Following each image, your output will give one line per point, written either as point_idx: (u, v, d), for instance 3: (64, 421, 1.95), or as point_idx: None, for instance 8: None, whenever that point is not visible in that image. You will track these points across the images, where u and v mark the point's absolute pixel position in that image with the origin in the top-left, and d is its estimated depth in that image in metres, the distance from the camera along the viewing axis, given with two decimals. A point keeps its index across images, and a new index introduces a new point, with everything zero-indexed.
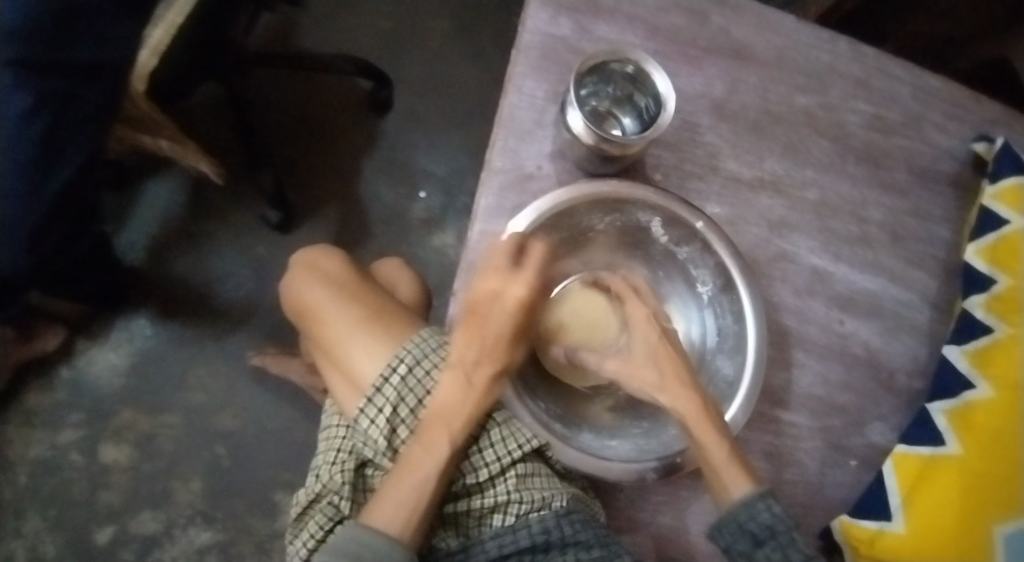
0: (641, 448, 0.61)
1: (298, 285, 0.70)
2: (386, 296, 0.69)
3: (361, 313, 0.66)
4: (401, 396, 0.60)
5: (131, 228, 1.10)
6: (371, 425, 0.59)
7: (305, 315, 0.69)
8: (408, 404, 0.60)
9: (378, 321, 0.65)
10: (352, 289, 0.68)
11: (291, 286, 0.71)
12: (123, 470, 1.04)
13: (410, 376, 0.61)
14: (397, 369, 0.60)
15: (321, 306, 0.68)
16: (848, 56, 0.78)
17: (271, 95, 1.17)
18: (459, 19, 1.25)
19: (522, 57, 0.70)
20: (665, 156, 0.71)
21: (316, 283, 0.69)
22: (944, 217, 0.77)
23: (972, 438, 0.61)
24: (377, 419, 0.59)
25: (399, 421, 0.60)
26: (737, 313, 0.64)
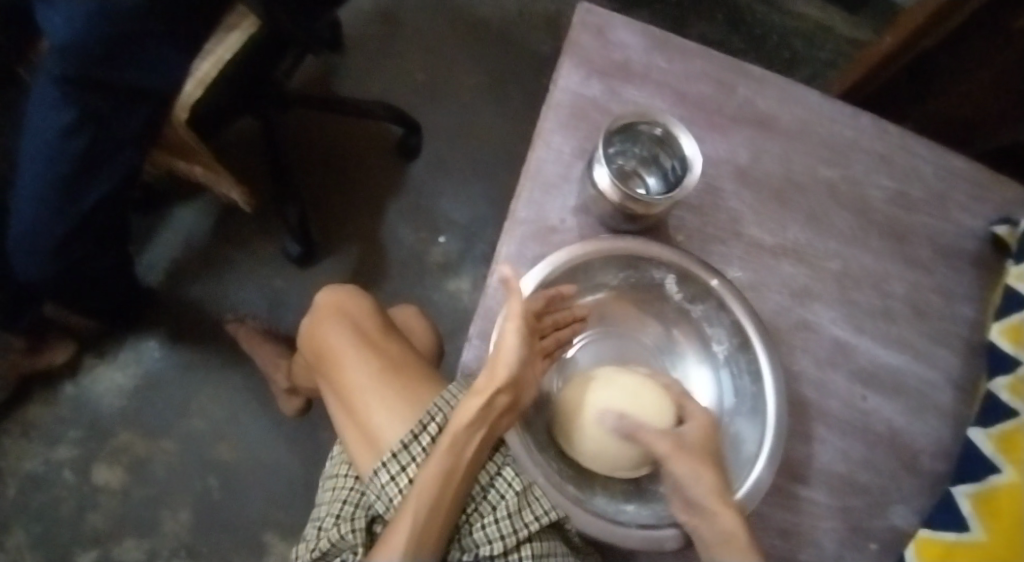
0: (658, 515, 0.60)
1: (319, 324, 0.68)
2: (408, 349, 0.68)
3: (384, 365, 0.64)
4: (430, 459, 0.59)
5: (153, 251, 1.11)
6: (389, 484, 0.58)
7: (320, 356, 0.67)
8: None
9: (399, 375, 0.64)
10: (376, 339, 0.67)
11: (311, 324, 0.69)
12: (114, 493, 1.03)
13: (440, 438, 0.59)
14: (428, 428, 0.59)
15: (341, 350, 0.66)
16: (870, 132, 0.79)
17: (302, 134, 1.19)
18: (490, 75, 1.28)
19: (552, 114, 0.71)
20: (688, 219, 0.72)
21: (339, 325, 0.67)
22: (969, 296, 0.76)
23: (997, 524, 0.59)
24: (396, 477, 0.58)
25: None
26: (754, 374, 0.63)
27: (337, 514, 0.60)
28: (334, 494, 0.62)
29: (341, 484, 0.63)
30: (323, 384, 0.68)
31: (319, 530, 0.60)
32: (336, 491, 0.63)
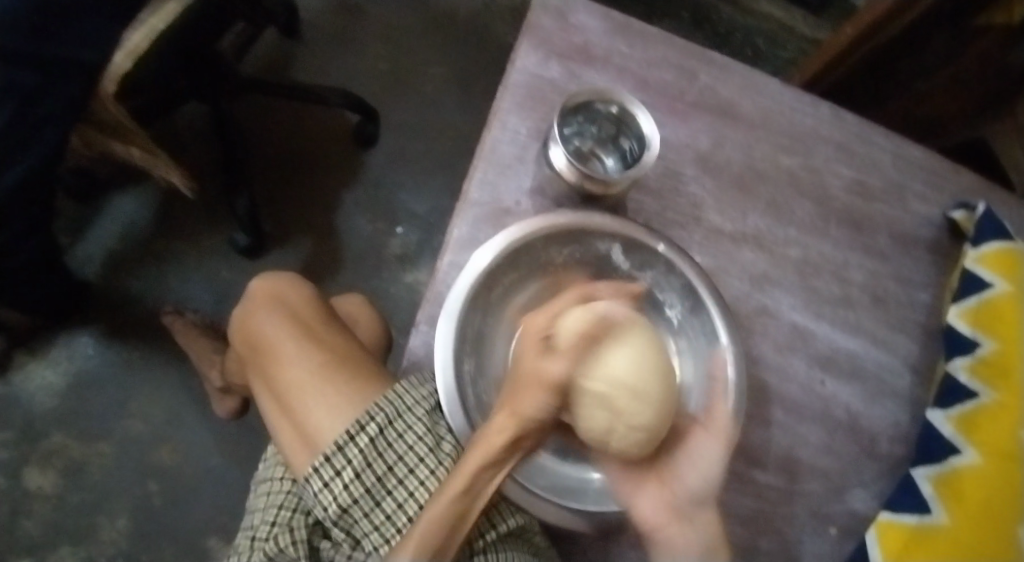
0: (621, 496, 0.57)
1: (257, 315, 0.64)
2: (353, 342, 0.64)
3: (328, 359, 0.60)
4: (367, 461, 0.54)
5: (88, 242, 1.06)
6: (322, 492, 0.53)
7: (258, 349, 0.63)
8: (373, 470, 0.54)
9: (341, 369, 0.60)
10: (317, 330, 0.63)
11: (246, 314, 0.65)
12: (47, 499, 0.97)
13: (379, 439, 0.55)
14: (365, 429, 0.54)
15: (280, 342, 0.61)
16: (829, 121, 0.78)
17: (250, 122, 1.15)
18: (449, 67, 1.25)
19: (508, 95, 0.68)
20: (647, 202, 0.69)
21: (279, 317, 0.63)
22: (925, 283, 0.76)
23: (960, 507, 0.58)
24: (330, 484, 0.53)
25: (360, 489, 0.53)
26: (709, 333, 0.62)
27: (273, 523, 0.55)
28: (269, 501, 0.57)
29: (275, 489, 0.58)
30: (259, 380, 0.63)
31: (253, 542, 0.55)
32: (271, 497, 0.58)
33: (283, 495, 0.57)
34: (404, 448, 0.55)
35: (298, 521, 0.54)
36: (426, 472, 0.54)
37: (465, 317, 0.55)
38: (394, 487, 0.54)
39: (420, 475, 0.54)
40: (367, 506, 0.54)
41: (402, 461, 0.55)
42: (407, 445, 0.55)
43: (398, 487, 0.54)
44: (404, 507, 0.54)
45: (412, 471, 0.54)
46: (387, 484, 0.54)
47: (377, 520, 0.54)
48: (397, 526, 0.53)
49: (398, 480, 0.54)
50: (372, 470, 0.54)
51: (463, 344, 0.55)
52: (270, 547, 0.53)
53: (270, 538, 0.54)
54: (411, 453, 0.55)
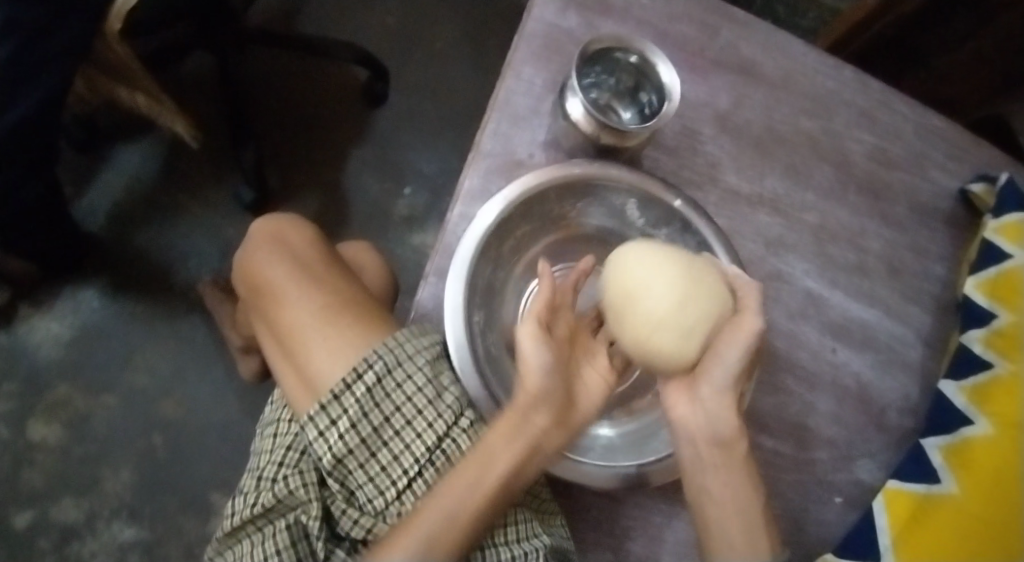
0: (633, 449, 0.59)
1: (257, 256, 0.63)
2: (356, 286, 0.63)
3: (329, 301, 0.59)
4: (364, 410, 0.53)
5: (93, 193, 1.05)
6: (318, 440, 0.52)
7: (259, 292, 0.62)
8: (369, 420, 0.53)
9: (343, 312, 0.59)
10: (319, 272, 0.61)
11: (246, 255, 0.64)
12: (51, 450, 0.97)
13: (377, 388, 0.54)
14: (362, 378, 0.53)
15: (280, 284, 0.60)
16: (853, 85, 0.75)
17: (258, 75, 1.13)
18: (460, 26, 1.22)
19: (524, 44, 0.66)
20: (663, 161, 0.68)
21: (279, 258, 0.62)
22: (943, 255, 0.74)
23: (971, 477, 0.57)
24: (326, 433, 0.52)
25: (356, 438, 0.53)
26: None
27: (279, 464, 0.55)
28: (274, 444, 0.57)
29: (280, 432, 0.57)
30: (261, 322, 0.63)
31: (258, 484, 0.55)
32: (277, 439, 0.57)
33: (289, 438, 0.56)
34: (402, 399, 0.54)
35: (303, 466, 0.54)
36: (425, 424, 0.54)
37: (476, 264, 0.55)
38: (391, 438, 0.54)
39: (418, 427, 0.54)
40: (364, 455, 0.53)
41: (400, 411, 0.54)
42: (405, 396, 0.54)
43: (396, 438, 0.54)
44: (400, 457, 0.54)
45: (411, 422, 0.54)
46: (384, 435, 0.54)
47: (373, 470, 0.53)
48: (392, 476, 0.53)
49: (396, 430, 0.54)
50: (369, 420, 0.53)
51: (473, 294, 0.55)
52: (276, 491, 0.53)
53: (278, 480, 0.54)
54: (409, 404, 0.54)
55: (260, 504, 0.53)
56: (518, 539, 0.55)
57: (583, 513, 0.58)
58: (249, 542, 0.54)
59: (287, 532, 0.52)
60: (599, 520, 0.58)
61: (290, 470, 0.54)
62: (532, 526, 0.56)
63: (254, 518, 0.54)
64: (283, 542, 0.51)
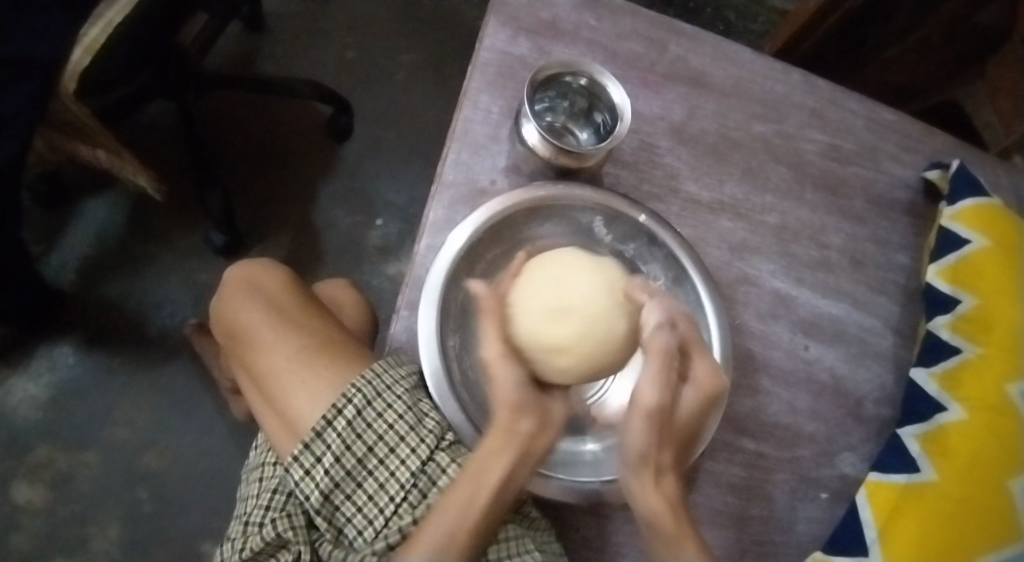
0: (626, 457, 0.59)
1: (234, 302, 0.63)
2: (333, 324, 0.63)
3: (304, 343, 0.59)
4: (346, 443, 0.54)
5: (62, 249, 1.04)
6: (304, 480, 0.53)
7: (238, 339, 0.62)
8: (352, 453, 0.54)
9: (318, 351, 0.59)
10: (295, 313, 0.62)
11: (222, 302, 0.64)
12: (36, 513, 0.96)
13: (357, 421, 0.54)
14: (342, 413, 0.54)
15: (256, 328, 0.61)
16: (802, 87, 0.77)
17: (222, 118, 1.13)
18: (419, 54, 1.23)
19: (478, 73, 0.67)
20: (623, 176, 0.69)
21: (257, 304, 0.62)
22: (903, 244, 0.76)
23: (948, 462, 0.59)
24: (311, 472, 0.53)
25: (340, 472, 0.53)
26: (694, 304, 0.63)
27: (269, 506, 0.54)
28: (264, 485, 0.57)
29: (267, 475, 0.57)
30: (241, 369, 0.63)
31: (246, 528, 0.55)
32: (265, 481, 0.57)
33: (275, 479, 0.56)
34: (383, 428, 0.54)
35: (290, 508, 0.54)
36: (407, 450, 0.54)
37: (447, 290, 0.56)
38: (375, 468, 0.54)
39: (401, 454, 0.54)
40: (349, 487, 0.53)
41: (382, 441, 0.54)
42: (386, 424, 0.54)
43: (379, 468, 0.54)
44: (385, 485, 0.53)
45: (394, 451, 0.54)
46: (368, 466, 0.54)
47: (359, 501, 0.53)
48: (379, 505, 0.53)
49: (378, 460, 0.54)
50: (352, 453, 0.54)
51: (447, 320, 0.56)
52: (266, 533, 0.53)
53: (267, 523, 0.54)
54: (391, 432, 0.54)
55: (248, 548, 0.53)
56: (514, 556, 0.54)
57: (577, 532, 0.59)
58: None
59: None
60: (589, 537, 0.59)
61: (279, 512, 0.54)
62: (525, 542, 0.54)
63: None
64: None
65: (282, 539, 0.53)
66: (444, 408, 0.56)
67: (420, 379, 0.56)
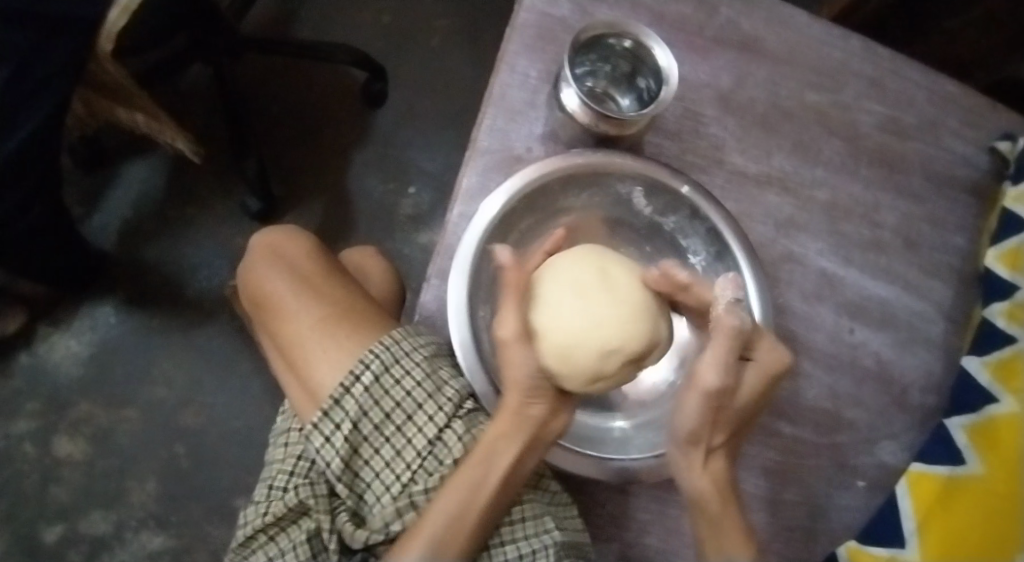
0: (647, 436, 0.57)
1: (257, 269, 0.61)
2: (358, 292, 0.61)
3: (329, 313, 0.57)
4: (364, 410, 0.52)
5: (103, 210, 1.05)
6: (323, 447, 0.51)
7: (262, 307, 0.60)
8: (370, 419, 0.52)
9: (343, 322, 0.57)
10: (318, 283, 0.60)
11: (247, 269, 0.62)
12: (77, 465, 0.98)
13: (375, 387, 0.52)
14: (360, 380, 0.52)
15: (279, 299, 0.59)
16: (860, 55, 0.73)
17: (260, 81, 1.13)
18: (457, 18, 1.21)
19: (517, 35, 0.64)
20: (666, 145, 0.66)
21: (280, 271, 0.60)
22: (961, 226, 0.72)
23: (996, 458, 0.56)
24: (331, 438, 0.51)
25: (359, 439, 0.52)
26: (736, 282, 0.60)
27: (291, 473, 0.53)
28: (287, 451, 0.55)
29: (291, 441, 0.55)
30: (265, 336, 0.62)
31: (270, 492, 0.53)
32: (288, 448, 0.55)
33: (299, 445, 0.54)
34: (401, 395, 0.53)
35: (313, 476, 0.53)
36: (425, 418, 0.52)
37: (481, 258, 0.54)
38: (392, 435, 0.52)
39: (419, 422, 0.52)
40: (368, 453, 0.52)
41: (399, 408, 0.52)
42: (404, 392, 0.52)
43: (396, 435, 0.52)
44: (402, 453, 0.52)
45: (411, 418, 0.52)
46: (385, 432, 0.52)
47: (377, 467, 0.52)
48: (396, 472, 0.52)
49: (396, 427, 0.52)
50: (370, 419, 0.52)
51: (479, 290, 0.54)
52: (288, 500, 0.52)
53: (291, 488, 0.52)
54: (409, 399, 0.53)
55: (272, 513, 0.52)
56: (527, 535, 0.54)
57: (601, 508, 0.57)
58: (263, 555, 0.52)
59: (308, 541, 0.51)
60: (615, 514, 0.57)
61: (302, 478, 0.52)
62: (543, 521, 0.53)
63: (267, 527, 0.53)
64: (304, 553, 0.51)
65: (304, 506, 0.52)
66: (463, 378, 0.54)
67: (441, 348, 0.54)
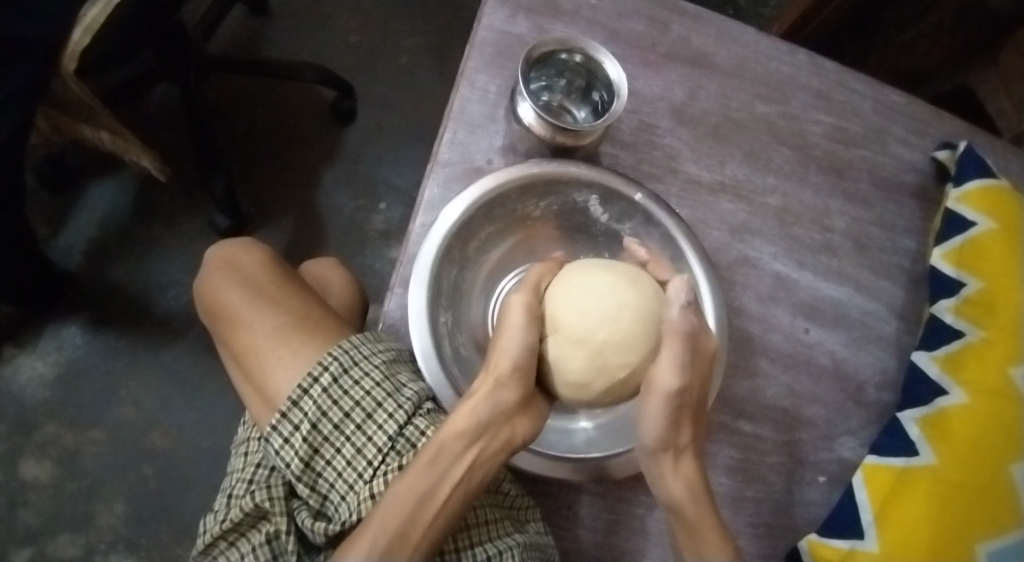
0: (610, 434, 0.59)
1: (212, 282, 0.62)
2: (315, 302, 0.61)
3: (285, 322, 0.58)
4: (322, 410, 0.52)
5: (69, 230, 1.05)
6: (283, 448, 0.52)
7: (219, 318, 0.61)
8: (329, 419, 0.52)
9: (300, 330, 0.58)
10: (275, 294, 0.60)
11: (203, 282, 0.63)
12: (44, 489, 0.97)
13: (334, 388, 0.53)
14: (318, 380, 0.53)
15: (237, 309, 0.60)
16: (808, 68, 0.76)
17: (228, 101, 1.14)
18: (426, 38, 1.23)
19: (475, 52, 0.66)
20: (622, 156, 0.68)
21: (235, 283, 0.61)
22: (909, 228, 0.75)
23: (946, 448, 0.58)
24: (290, 440, 0.52)
25: (319, 439, 0.52)
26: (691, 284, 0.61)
27: (250, 480, 0.53)
28: (247, 459, 0.56)
29: (251, 449, 0.56)
30: (223, 347, 0.62)
31: (228, 501, 0.53)
32: (248, 456, 0.56)
33: (259, 453, 0.55)
34: (360, 394, 0.53)
35: (270, 480, 0.53)
36: (385, 415, 0.53)
37: (439, 267, 0.55)
38: (352, 433, 0.52)
39: (379, 420, 0.53)
40: (329, 453, 0.52)
41: (359, 407, 0.53)
42: (363, 391, 0.53)
43: (357, 432, 0.52)
44: (363, 450, 0.52)
45: (370, 417, 0.53)
46: (345, 431, 0.52)
47: (340, 466, 0.52)
48: (358, 469, 0.52)
49: (356, 425, 0.53)
50: (329, 419, 0.52)
51: (438, 297, 0.56)
52: (244, 505, 0.51)
53: (248, 494, 0.52)
54: (368, 399, 0.53)
55: (229, 520, 0.52)
56: (492, 537, 0.54)
57: (567, 510, 0.58)
58: None
59: (267, 543, 0.51)
60: (582, 515, 0.58)
61: (260, 484, 0.52)
62: (503, 526, 0.55)
63: (225, 534, 0.52)
64: (264, 555, 0.50)
65: (261, 510, 0.52)
66: (422, 381, 0.55)
67: (400, 354, 0.55)
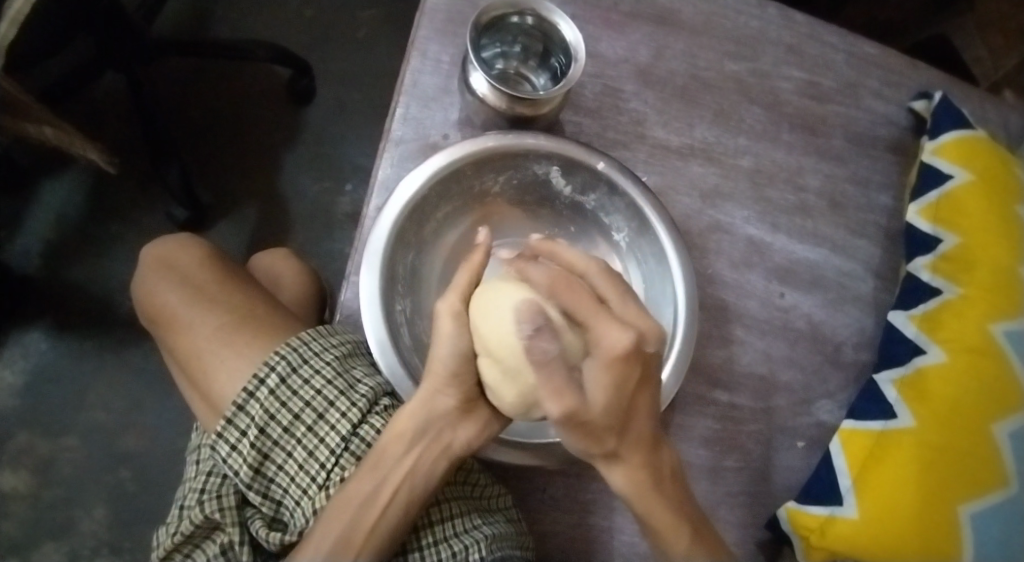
0: None
1: (148, 284, 0.59)
2: (261, 297, 0.59)
3: (227, 321, 0.56)
4: (270, 414, 0.50)
5: (25, 233, 1.01)
6: (230, 456, 0.49)
7: (159, 322, 0.58)
8: (278, 423, 0.50)
9: (243, 329, 0.55)
10: (215, 293, 0.57)
11: (139, 285, 0.60)
12: (23, 499, 0.95)
13: (282, 389, 0.50)
14: (265, 382, 0.50)
15: (175, 312, 0.57)
16: (777, 22, 0.73)
17: (177, 87, 1.09)
18: (384, 8, 1.19)
19: (425, 21, 0.63)
20: (586, 123, 0.65)
21: (172, 284, 0.58)
22: (884, 183, 0.73)
23: (927, 411, 0.56)
24: (238, 446, 0.49)
25: (268, 443, 0.50)
26: (658, 256, 0.59)
27: (201, 489, 0.50)
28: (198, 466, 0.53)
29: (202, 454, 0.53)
30: (166, 354, 0.59)
31: (180, 512, 0.51)
32: (200, 463, 0.53)
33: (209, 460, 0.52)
34: (310, 394, 0.51)
35: (222, 489, 0.50)
36: (337, 415, 0.51)
37: (392, 252, 0.53)
38: (304, 436, 0.50)
39: (331, 419, 0.51)
40: (280, 458, 0.50)
41: (310, 407, 0.50)
42: (313, 391, 0.51)
43: (308, 435, 0.50)
44: (315, 454, 0.50)
45: (322, 417, 0.50)
46: (296, 434, 0.50)
47: (292, 471, 0.50)
48: (310, 474, 0.50)
49: (307, 427, 0.50)
50: (278, 422, 0.50)
51: (393, 285, 0.53)
52: (195, 516, 0.49)
53: (197, 505, 0.49)
54: (319, 398, 0.51)
55: (180, 532, 0.49)
56: (457, 532, 0.51)
57: (541, 493, 0.57)
58: None
59: (222, 555, 0.48)
60: (558, 498, 0.57)
61: (209, 494, 0.49)
62: (470, 519, 0.52)
63: (177, 548, 0.49)
64: None
65: (213, 522, 0.49)
66: (378, 376, 0.53)
67: (354, 348, 0.54)
